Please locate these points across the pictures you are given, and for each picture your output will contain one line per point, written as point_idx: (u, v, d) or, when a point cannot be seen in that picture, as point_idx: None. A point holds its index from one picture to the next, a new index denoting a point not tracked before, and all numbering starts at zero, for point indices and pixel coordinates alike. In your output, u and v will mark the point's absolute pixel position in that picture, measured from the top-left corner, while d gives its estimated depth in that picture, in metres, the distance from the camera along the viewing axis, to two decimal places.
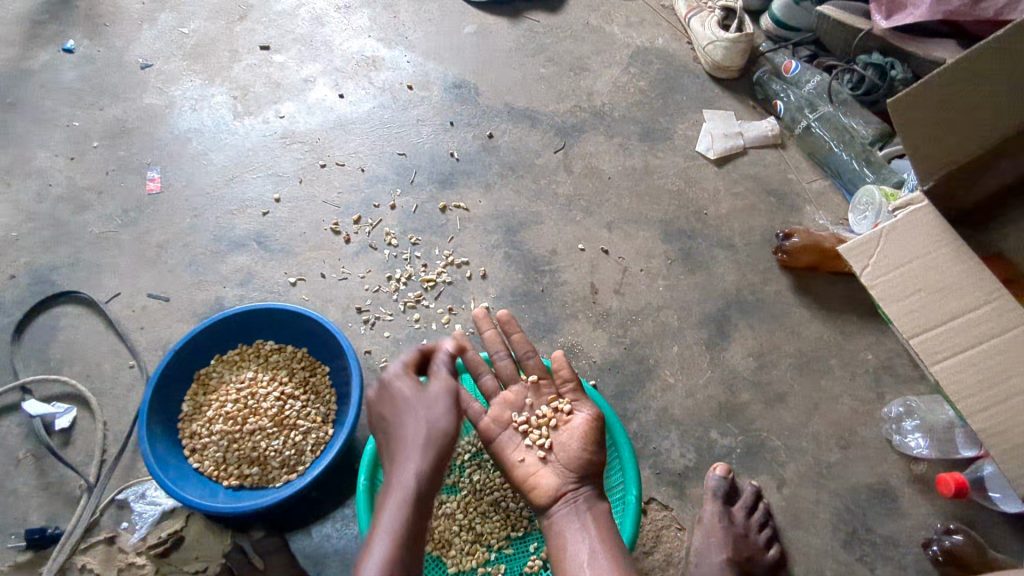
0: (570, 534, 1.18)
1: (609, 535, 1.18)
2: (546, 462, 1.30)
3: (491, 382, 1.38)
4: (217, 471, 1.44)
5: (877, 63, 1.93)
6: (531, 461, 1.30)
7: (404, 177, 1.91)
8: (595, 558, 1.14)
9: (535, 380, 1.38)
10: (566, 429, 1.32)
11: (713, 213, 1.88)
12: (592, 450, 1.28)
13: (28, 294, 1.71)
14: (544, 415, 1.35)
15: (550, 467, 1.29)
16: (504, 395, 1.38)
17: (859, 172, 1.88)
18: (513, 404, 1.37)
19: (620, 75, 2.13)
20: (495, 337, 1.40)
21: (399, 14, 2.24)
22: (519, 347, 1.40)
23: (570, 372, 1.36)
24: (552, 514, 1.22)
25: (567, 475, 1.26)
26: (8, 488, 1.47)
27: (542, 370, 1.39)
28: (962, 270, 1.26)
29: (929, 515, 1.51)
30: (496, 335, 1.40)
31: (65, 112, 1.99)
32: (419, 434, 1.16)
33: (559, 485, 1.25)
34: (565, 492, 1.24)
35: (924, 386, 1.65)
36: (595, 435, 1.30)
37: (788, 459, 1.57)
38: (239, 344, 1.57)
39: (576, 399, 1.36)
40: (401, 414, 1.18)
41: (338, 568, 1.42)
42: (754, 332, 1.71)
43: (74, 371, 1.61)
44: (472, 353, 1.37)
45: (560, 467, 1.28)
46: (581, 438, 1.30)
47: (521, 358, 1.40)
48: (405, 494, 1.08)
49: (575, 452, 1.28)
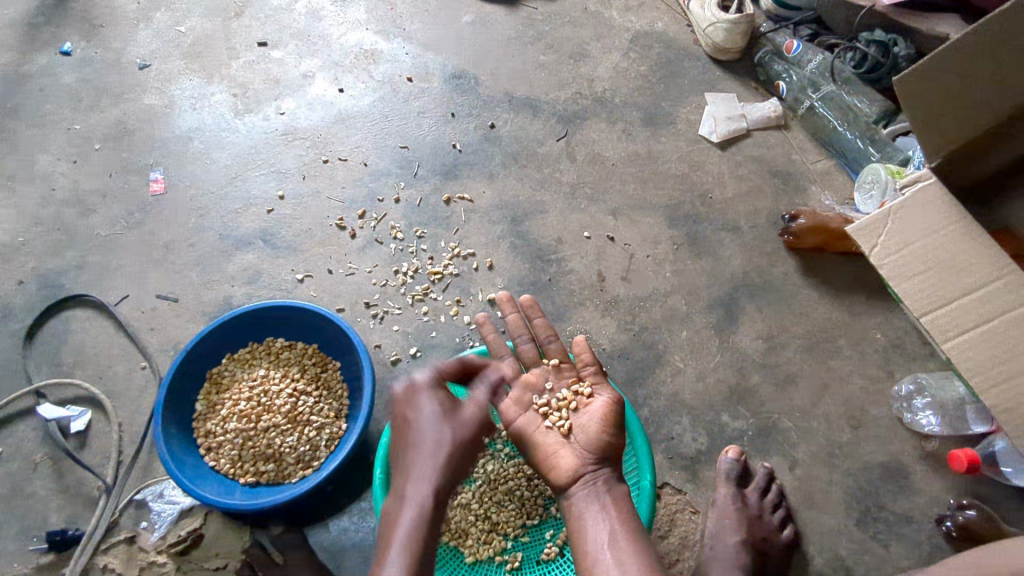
0: (590, 516, 1.16)
1: (629, 519, 1.16)
2: (566, 442, 1.29)
3: (513, 363, 1.40)
4: (233, 469, 1.45)
5: (880, 40, 1.90)
6: (551, 439, 1.30)
7: (407, 170, 1.90)
8: (615, 540, 1.12)
9: (556, 363, 1.39)
10: (586, 411, 1.32)
11: (718, 196, 1.88)
12: (614, 432, 1.27)
13: (37, 298, 1.72)
14: (564, 397, 1.35)
15: (570, 447, 1.28)
16: (525, 376, 1.39)
17: (865, 151, 1.87)
18: (533, 385, 1.37)
19: (620, 60, 2.12)
20: (518, 321, 1.43)
21: (395, 6, 2.23)
22: (539, 332, 1.42)
23: (591, 357, 1.38)
24: (571, 494, 1.21)
25: (587, 456, 1.24)
26: (27, 492, 1.48)
27: (563, 355, 1.41)
28: (973, 246, 1.25)
29: (941, 491, 1.52)
30: (519, 320, 1.42)
31: (65, 115, 1.99)
32: (432, 450, 1.11)
33: (578, 465, 1.24)
34: (584, 472, 1.22)
35: (934, 363, 1.65)
36: (615, 416, 1.29)
37: (799, 440, 1.57)
38: (250, 343, 1.58)
39: (596, 383, 1.36)
40: (418, 429, 1.14)
41: (356, 560, 1.44)
42: (762, 314, 1.71)
43: (87, 374, 1.62)
44: (493, 336, 1.41)
45: (579, 447, 1.27)
46: (600, 417, 1.29)
47: (543, 343, 1.41)
48: (421, 505, 1.06)
49: (595, 434, 1.27)
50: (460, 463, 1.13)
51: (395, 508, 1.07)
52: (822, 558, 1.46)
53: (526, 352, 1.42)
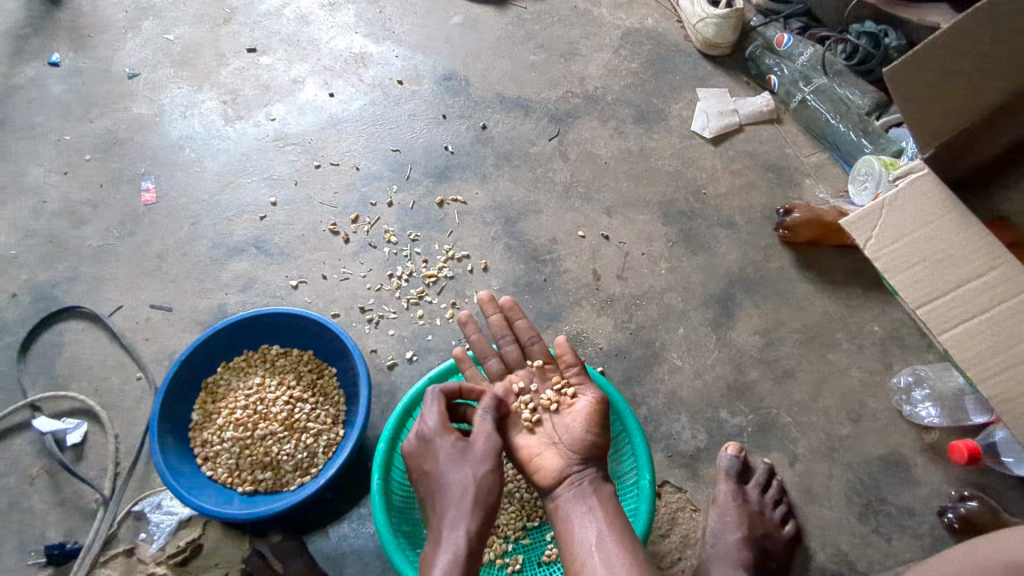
0: (576, 518, 1.17)
1: (618, 523, 1.16)
2: (550, 445, 1.28)
3: (496, 365, 1.41)
4: (231, 478, 1.45)
5: (870, 31, 1.91)
6: (534, 441, 1.30)
7: (400, 173, 1.90)
8: (603, 540, 1.12)
9: (540, 364, 1.39)
10: (569, 412, 1.31)
11: (713, 192, 1.87)
12: (597, 432, 1.27)
13: (30, 311, 1.71)
14: (547, 399, 1.35)
15: (553, 449, 1.27)
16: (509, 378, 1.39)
17: (857, 143, 1.86)
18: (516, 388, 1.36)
19: (611, 58, 2.11)
20: (500, 322, 1.42)
21: (385, 9, 2.22)
22: (518, 333, 1.42)
23: (573, 357, 1.36)
24: (557, 496, 1.21)
25: (571, 457, 1.24)
26: (24, 506, 1.47)
27: (546, 355, 1.40)
28: (967, 236, 1.24)
29: (943, 483, 1.51)
30: (500, 320, 1.42)
31: (55, 127, 1.98)
32: (458, 492, 1.13)
33: (564, 466, 1.24)
34: (569, 474, 1.22)
35: (932, 354, 1.65)
36: (596, 417, 1.28)
37: (799, 436, 1.57)
38: (245, 350, 1.57)
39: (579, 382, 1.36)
40: (439, 469, 1.16)
41: (356, 567, 1.43)
42: (759, 309, 1.71)
43: (82, 385, 1.61)
44: (475, 337, 1.41)
45: (562, 448, 1.27)
46: (579, 416, 1.29)
47: (526, 344, 1.41)
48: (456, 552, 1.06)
49: (579, 434, 1.27)
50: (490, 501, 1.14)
51: (432, 553, 1.09)
52: (824, 554, 1.46)
53: (508, 352, 1.41)
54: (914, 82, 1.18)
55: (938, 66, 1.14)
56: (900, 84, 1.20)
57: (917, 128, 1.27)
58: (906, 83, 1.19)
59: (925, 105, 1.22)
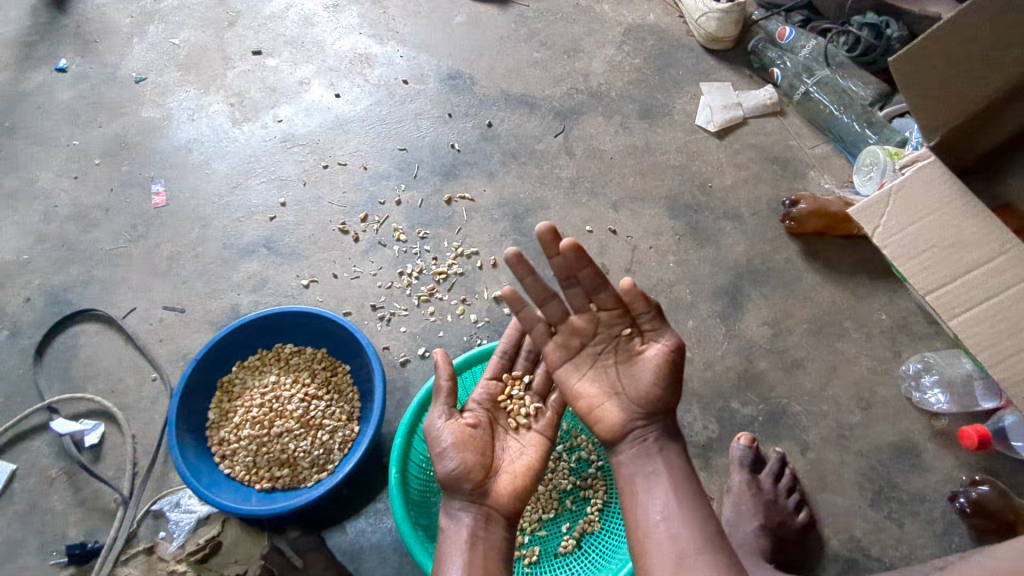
0: (642, 479, 1.10)
1: (685, 484, 1.08)
2: (611, 396, 1.17)
3: (560, 313, 1.21)
4: (249, 476, 1.46)
5: (872, 22, 1.96)
6: (600, 388, 1.18)
7: (407, 172, 1.91)
8: (669, 512, 1.04)
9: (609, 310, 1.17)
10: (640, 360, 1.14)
11: (718, 185, 1.88)
12: (665, 386, 1.11)
13: (44, 315, 1.72)
14: (616, 346, 1.18)
15: (619, 399, 1.16)
16: (572, 326, 1.20)
17: (863, 134, 1.88)
18: (583, 335, 1.20)
19: (614, 54, 2.13)
20: (560, 266, 1.15)
21: (388, 9, 2.24)
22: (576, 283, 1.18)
23: (648, 304, 1.12)
24: (619, 453, 1.14)
25: (634, 410, 1.14)
26: (44, 507, 1.49)
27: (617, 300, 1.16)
28: (977, 221, 1.25)
29: (954, 468, 1.53)
30: (561, 262, 1.15)
31: (64, 132, 1.99)
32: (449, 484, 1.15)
33: (625, 421, 1.14)
34: (632, 429, 1.13)
35: (940, 341, 1.66)
36: (668, 369, 1.11)
37: (810, 424, 1.58)
38: (259, 349, 1.59)
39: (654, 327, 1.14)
40: None
41: (375, 561, 1.45)
42: (767, 300, 1.72)
43: (98, 387, 1.62)
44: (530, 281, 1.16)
45: (626, 400, 1.15)
46: (647, 367, 1.12)
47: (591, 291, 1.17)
48: (460, 534, 1.12)
49: (644, 388, 1.12)
50: (472, 482, 1.14)
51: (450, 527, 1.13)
52: (838, 540, 1.47)
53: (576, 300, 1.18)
54: (917, 74, 1.20)
55: (939, 58, 1.15)
56: (903, 71, 1.21)
57: (925, 116, 1.27)
58: (909, 72, 1.21)
59: (926, 97, 1.24)
